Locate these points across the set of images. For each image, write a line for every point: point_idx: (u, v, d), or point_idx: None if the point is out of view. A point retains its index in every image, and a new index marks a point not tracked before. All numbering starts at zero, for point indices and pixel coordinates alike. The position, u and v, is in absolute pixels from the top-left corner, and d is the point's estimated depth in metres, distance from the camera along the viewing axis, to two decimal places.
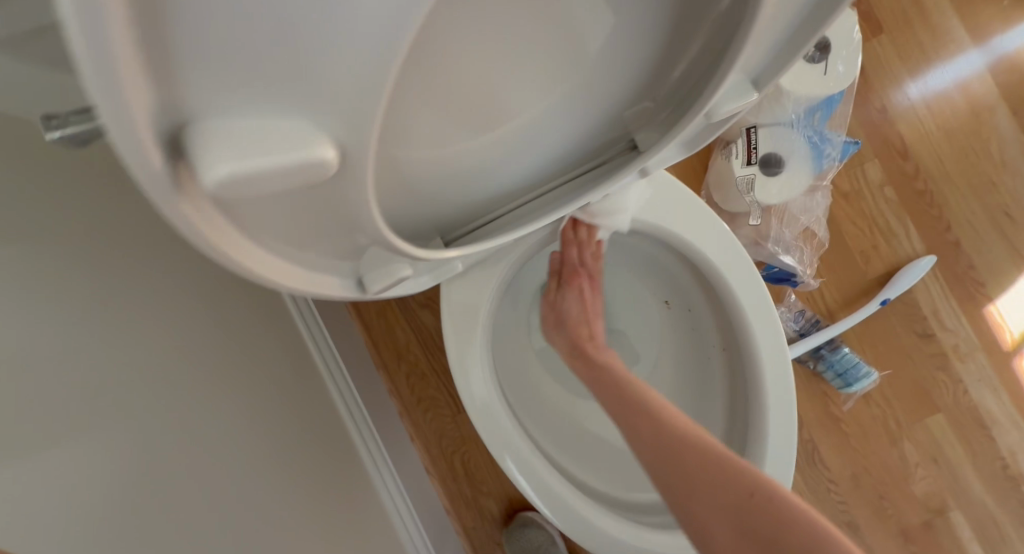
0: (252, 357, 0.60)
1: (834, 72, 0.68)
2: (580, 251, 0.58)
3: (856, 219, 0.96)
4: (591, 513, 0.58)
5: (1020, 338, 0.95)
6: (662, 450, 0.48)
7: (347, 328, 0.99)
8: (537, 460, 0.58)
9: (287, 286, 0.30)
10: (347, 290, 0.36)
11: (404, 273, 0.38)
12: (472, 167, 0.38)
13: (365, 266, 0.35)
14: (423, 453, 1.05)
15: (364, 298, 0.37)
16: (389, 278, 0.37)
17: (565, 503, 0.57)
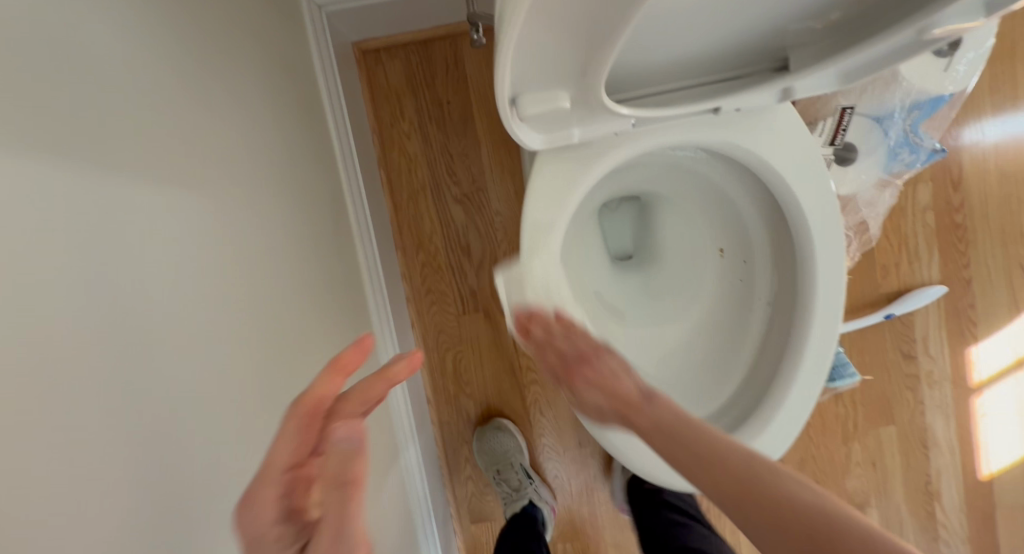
0: (267, 185, 0.56)
1: (953, 72, 0.69)
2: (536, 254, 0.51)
3: (890, 233, 0.99)
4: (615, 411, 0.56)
5: (985, 380, 1.03)
6: (676, 451, 0.38)
7: (377, 200, 0.96)
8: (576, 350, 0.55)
9: (501, 54, 0.30)
10: (508, 104, 0.36)
11: (562, 104, 0.37)
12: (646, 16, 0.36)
13: (526, 82, 0.34)
14: (419, 342, 1.06)
15: (518, 117, 0.36)
16: (547, 105, 0.36)
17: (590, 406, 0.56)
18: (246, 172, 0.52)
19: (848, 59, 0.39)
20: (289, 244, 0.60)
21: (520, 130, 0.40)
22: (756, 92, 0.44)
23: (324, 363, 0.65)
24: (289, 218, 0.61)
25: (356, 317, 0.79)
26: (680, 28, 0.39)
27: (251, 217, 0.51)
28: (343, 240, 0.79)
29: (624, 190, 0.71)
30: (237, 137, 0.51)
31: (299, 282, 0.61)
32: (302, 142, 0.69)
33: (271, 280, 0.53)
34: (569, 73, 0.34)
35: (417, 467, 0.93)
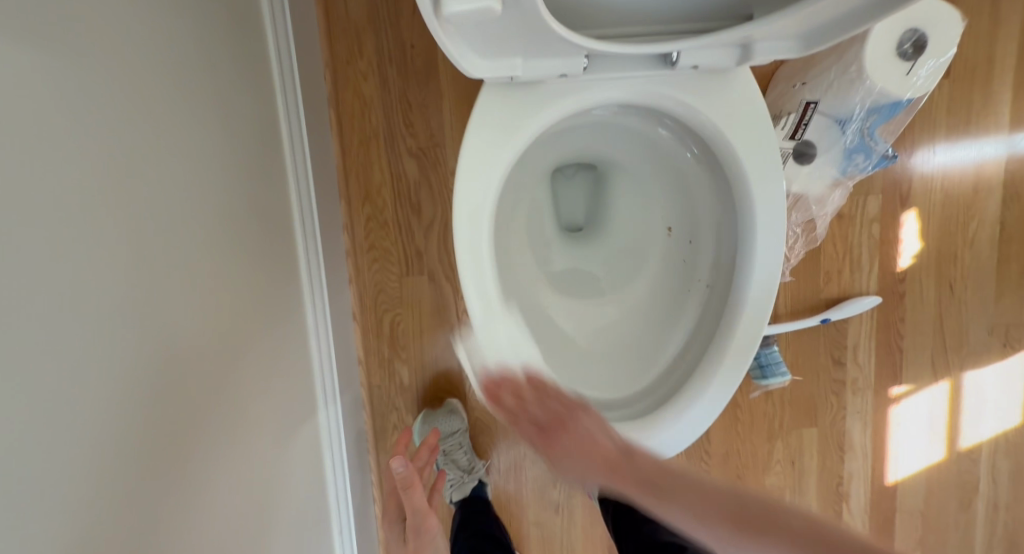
0: (170, 88, 0.49)
1: (913, 78, 0.68)
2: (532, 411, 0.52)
3: (837, 240, 1.01)
4: (527, 375, 0.54)
5: (903, 393, 1.07)
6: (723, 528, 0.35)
7: (322, 141, 0.90)
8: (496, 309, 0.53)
9: None
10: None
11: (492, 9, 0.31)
12: None
13: None
14: (355, 299, 1.01)
15: (436, 17, 0.31)
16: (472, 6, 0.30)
17: (512, 373, 0.54)
18: (139, 64, 0.45)
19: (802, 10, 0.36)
20: (190, 159, 0.53)
21: (448, 37, 0.35)
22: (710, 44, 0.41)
23: (220, 303, 0.59)
24: (195, 131, 0.54)
25: (275, 259, 0.72)
26: None
27: (142, 123, 0.45)
28: (272, 174, 0.72)
29: (580, 154, 0.68)
30: (133, 23, 0.44)
31: (197, 203, 0.54)
32: (231, 54, 0.61)
33: (154, 193, 0.46)
34: None
35: (337, 428, 0.88)
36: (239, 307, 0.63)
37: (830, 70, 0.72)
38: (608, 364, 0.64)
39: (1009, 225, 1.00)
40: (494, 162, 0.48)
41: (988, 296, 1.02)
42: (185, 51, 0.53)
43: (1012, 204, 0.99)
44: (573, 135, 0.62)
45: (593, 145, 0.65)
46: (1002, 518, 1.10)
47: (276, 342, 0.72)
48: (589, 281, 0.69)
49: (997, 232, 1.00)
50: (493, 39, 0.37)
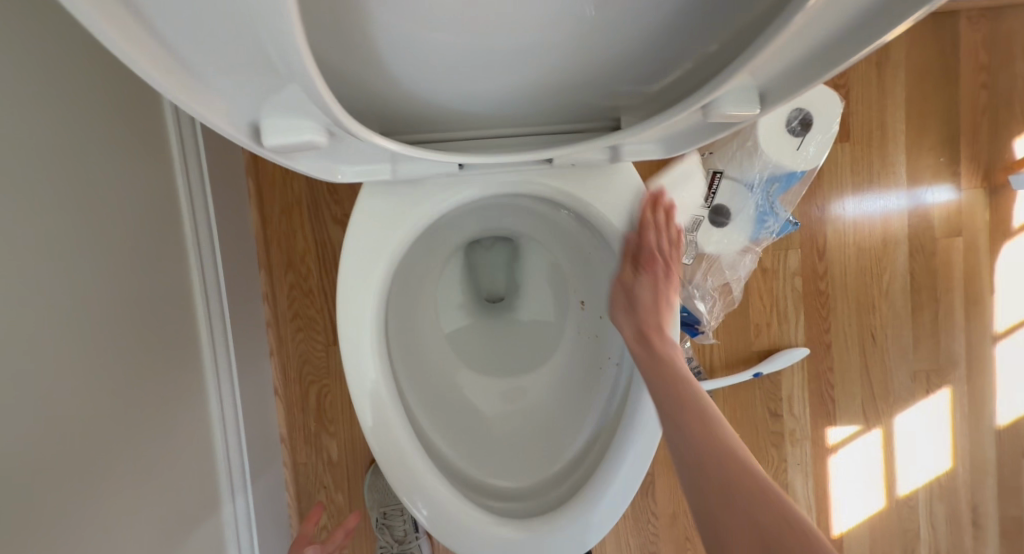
0: (52, 188, 0.47)
1: (805, 151, 0.72)
2: (657, 235, 0.52)
3: (763, 294, 1.03)
4: (425, 474, 0.53)
5: (840, 441, 1.07)
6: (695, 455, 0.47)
7: (239, 211, 0.87)
8: (390, 406, 0.52)
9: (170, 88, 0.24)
10: (242, 135, 0.30)
11: (320, 143, 0.31)
12: (433, 63, 0.34)
13: (258, 109, 0.28)
14: (278, 372, 0.95)
15: (258, 151, 0.31)
16: (296, 144, 0.30)
17: (404, 462, 0.52)
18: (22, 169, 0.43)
19: (648, 127, 0.38)
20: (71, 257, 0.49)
21: (296, 162, 0.36)
22: (575, 149, 0.42)
23: (102, 400, 0.54)
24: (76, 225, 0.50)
25: (173, 344, 0.67)
26: (479, 77, 0.36)
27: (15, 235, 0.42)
28: (172, 254, 0.68)
29: (491, 229, 0.68)
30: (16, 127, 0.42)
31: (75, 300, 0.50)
32: (124, 136, 0.59)
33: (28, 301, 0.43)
34: (308, 110, 0.28)
35: (246, 518, 0.81)
36: (120, 408, 0.57)
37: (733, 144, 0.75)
38: (524, 448, 0.62)
39: (917, 276, 1.05)
40: (378, 251, 0.49)
41: (907, 344, 1.06)
42: (74, 142, 0.50)
43: (918, 255, 1.04)
44: (479, 216, 0.62)
45: (501, 222, 0.65)
46: None
47: (172, 435, 0.66)
48: (507, 356, 0.68)
49: (908, 283, 1.05)
50: (347, 157, 0.37)
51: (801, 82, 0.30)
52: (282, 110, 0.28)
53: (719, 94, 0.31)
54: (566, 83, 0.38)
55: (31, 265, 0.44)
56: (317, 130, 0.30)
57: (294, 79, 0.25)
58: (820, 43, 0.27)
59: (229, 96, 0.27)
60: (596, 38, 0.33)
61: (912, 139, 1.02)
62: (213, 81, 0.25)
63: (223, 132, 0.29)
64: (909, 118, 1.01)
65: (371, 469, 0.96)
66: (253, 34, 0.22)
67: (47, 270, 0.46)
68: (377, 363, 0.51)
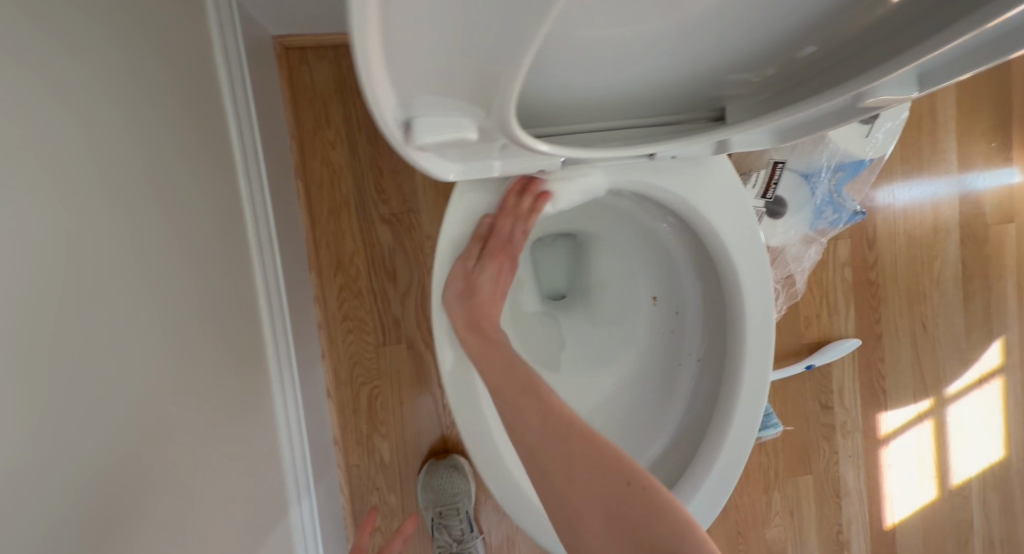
0: (133, 193, 0.46)
1: (872, 138, 0.72)
2: (513, 224, 0.49)
3: (813, 285, 1.02)
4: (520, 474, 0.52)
5: (891, 432, 1.06)
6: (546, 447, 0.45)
7: (291, 213, 0.86)
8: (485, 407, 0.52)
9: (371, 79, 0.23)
10: (394, 134, 0.29)
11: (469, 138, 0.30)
12: (572, 55, 0.33)
13: (423, 107, 0.28)
14: (329, 375, 0.95)
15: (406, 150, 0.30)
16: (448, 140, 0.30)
17: (484, 442, 0.52)
18: (104, 175, 0.42)
19: (777, 116, 0.37)
20: (151, 261, 0.49)
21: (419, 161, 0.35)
22: (686, 141, 0.41)
23: (183, 407, 0.54)
24: (155, 230, 0.50)
25: (242, 346, 0.67)
26: (607, 69, 0.35)
27: (100, 240, 0.41)
28: (238, 257, 0.68)
29: (560, 225, 0.67)
30: (95, 133, 0.41)
31: (159, 304, 0.50)
32: (194, 141, 0.58)
33: (114, 309, 0.43)
34: (474, 106, 0.28)
35: (310, 522, 0.81)
36: (202, 412, 0.57)
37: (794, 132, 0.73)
38: None
39: (969, 263, 1.03)
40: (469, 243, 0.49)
41: (958, 332, 1.05)
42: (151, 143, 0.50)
43: (970, 243, 1.03)
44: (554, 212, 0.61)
45: (572, 218, 0.64)
46: None
47: (245, 439, 0.66)
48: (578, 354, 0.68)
49: (959, 271, 1.03)
50: (466, 155, 0.37)
51: (970, 64, 0.31)
52: (445, 106, 0.28)
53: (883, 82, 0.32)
54: (688, 71, 0.37)
55: (113, 268, 0.43)
56: (471, 125, 0.30)
57: (491, 72, 0.25)
58: (990, 20, 0.27)
59: (407, 97, 0.27)
60: (740, 23, 0.32)
61: (963, 125, 1.00)
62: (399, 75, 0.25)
63: (386, 132, 0.28)
64: (960, 103, 0.99)
65: (425, 468, 0.96)
66: (482, 24, 0.21)
67: (129, 274, 0.45)
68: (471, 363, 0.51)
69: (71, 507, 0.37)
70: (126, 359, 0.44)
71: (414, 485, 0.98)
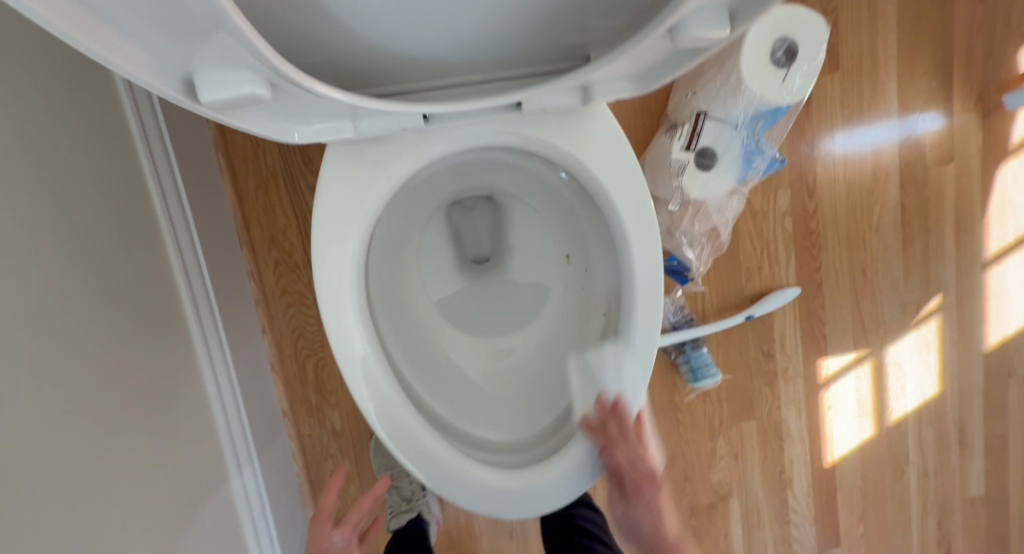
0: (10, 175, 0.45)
1: (790, 83, 0.71)
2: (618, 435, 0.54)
3: (754, 237, 1.02)
4: (418, 429, 0.54)
5: (832, 375, 1.10)
6: None
7: (214, 190, 0.84)
8: (379, 367, 0.53)
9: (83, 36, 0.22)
10: (175, 92, 0.28)
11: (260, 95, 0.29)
12: (381, 7, 0.32)
13: (187, 60, 0.27)
14: (273, 349, 0.96)
15: (196, 109, 0.29)
16: (234, 101, 0.29)
17: (391, 415, 0.53)
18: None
19: (616, 61, 0.36)
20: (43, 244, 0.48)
21: (248, 123, 0.34)
22: (543, 92, 0.41)
23: (97, 385, 0.55)
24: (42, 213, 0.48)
25: (162, 324, 0.67)
26: (433, 20, 0.34)
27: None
28: (151, 237, 0.67)
29: (469, 189, 0.66)
30: None
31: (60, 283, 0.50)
32: (83, 115, 0.56)
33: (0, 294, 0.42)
34: (243, 57, 0.27)
35: (257, 490, 0.84)
36: (118, 391, 0.58)
37: (717, 83, 0.73)
38: (520, 405, 0.63)
39: (909, 208, 1.04)
40: (348, 218, 0.48)
41: (897, 275, 1.06)
42: (38, 117, 0.48)
43: (909, 187, 1.02)
44: (453, 177, 0.60)
45: (477, 180, 0.63)
46: (932, 483, 1.15)
47: (171, 415, 0.67)
48: (494, 316, 0.69)
49: (899, 215, 1.04)
50: (301, 114, 0.36)
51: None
52: (214, 61, 0.27)
53: (686, 11, 0.30)
54: (526, 20, 0.36)
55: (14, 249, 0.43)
56: (256, 82, 0.28)
57: (216, 18, 0.23)
58: None
59: (155, 46, 0.25)
60: None
61: (904, 65, 0.98)
62: (129, 29, 0.24)
63: (155, 91, 0.27)
64: (901, 42, 0.97)
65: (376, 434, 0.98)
66: None
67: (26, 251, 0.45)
68: (361, 328, 0.52)
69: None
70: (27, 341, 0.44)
71: (367, 450, 1.01)
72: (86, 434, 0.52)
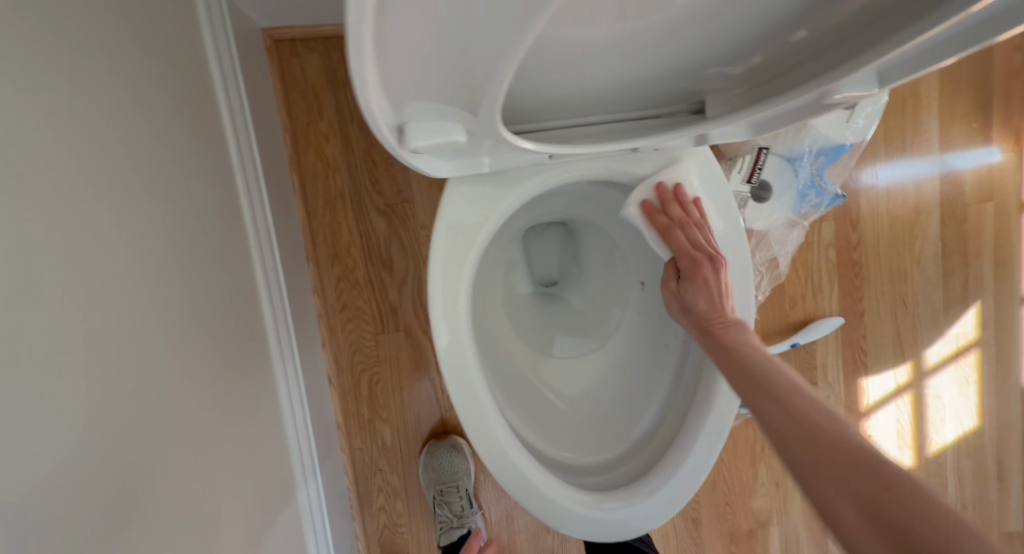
0: (136, 198, 0.48)
1: (854, 123, 0.74)
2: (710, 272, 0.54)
3: (799, 267, 1.05)
4: (512, 448, 0.55)
5: (872, 405, 1.11)
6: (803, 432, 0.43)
7: (287, 207, 0.87)
8: (480, 385, 0.54)
9: (371, 79, 0.25)
10: (388, 136, 0.31)
11: (458, 137, 0.33)
12: (559, 53, 0.35)
13: (413, 109, 0.30)
14: (330, 363, 0.98)
15: (401, 150, 0.32)
16: (437, 139, 0.33)
17: (493, 439, 0.55)
18: (105, 186, 0.44)
19: (752, 112, 0.39)
20: (157, 258, 0.51)
21: (413, 160, 0.37)
22: (667, 135, 0.43)
23: (194, 398, 0.56)
24: (161, 233, 0.51)
25: (245, 336, 0.69)
26: (590, 64, 0.37)
27: (105, 246, 0.43)
28: (238, 253, 0.69)
29: (549, 215, 0.69)
30: (96, 134, 0.43)
31: (168, 298, 0.52)
32: (190, 142, 0.59)
33: (122, 314, 0.45)
34: (463, 105, 0.31)
35: (317, 503, 0.85)
36: (211, 401, 0.59)
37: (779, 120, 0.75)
38: (597, 427, 0.65)
39: (949, 241, 1.07)
40: (466, 244, 0.51)
41: (937, 308, 1.08)
42: (146, 136, 0.51)
43: (951, 221, 1.06)
44: (539, 203, 0.63)
45: (560, 207, 0.66)
46: None
47: (250, 426, 0.69)
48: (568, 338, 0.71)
49: (940, 249, 1.07)
50: (455, 154, 0.39)
51: (924, 62, 0.34)
52: (433, 111, 0.31)
53: (850, 80, 0.35)
54: (667, 67, 0.39)
55: (119, 264, 0.45)
56: (460, 126, 0.33)
57: (480, 68, 0.28)
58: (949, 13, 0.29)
59: (398, 97, 0.29)
60: (730, 18, 0.34)
61: (946, 106, 1.02)
62: (391, 81, 0.27)
63: (379, 134, 0.31)
64: (942, 85, 1.01)
65: (425, 449, 1.00)
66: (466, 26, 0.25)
67: (131, 265, 0.47)
68: (467, 347, 0.54)
69: (100, 495, 0.40)
70: (135, 349, 0.46)
71: (415, 466, 1.02)
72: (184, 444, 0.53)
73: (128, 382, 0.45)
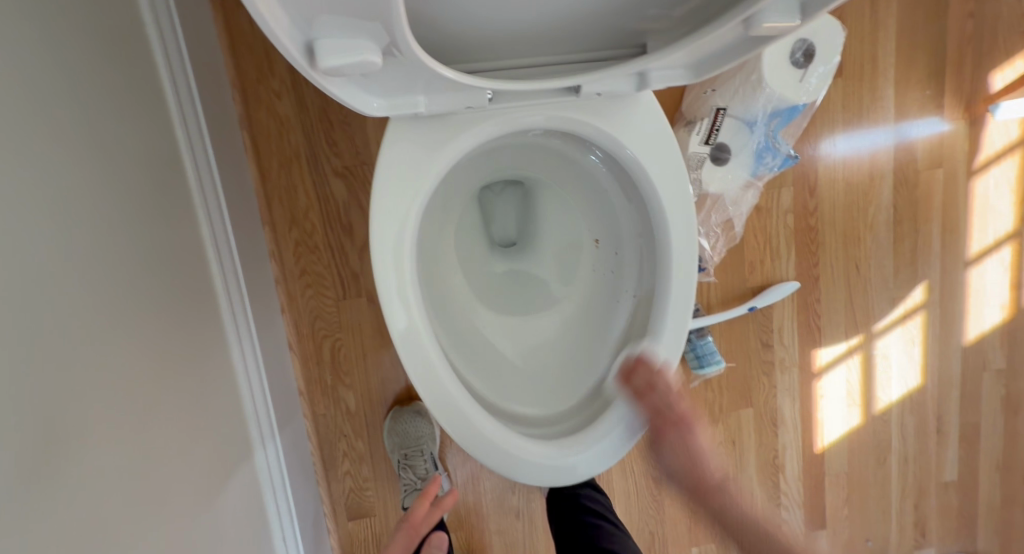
0: (74, 142, 0.46)
1: (807, 83, 0.75)
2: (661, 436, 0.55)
3: (757, 233, 1.07)
4: (460, 399, 0.56)
5: (825, 365, 1.15)
6: None
7: (239, 168, 0.84)
8: (427, 337, 0.54)
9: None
10: (296, 56, 0.31)
11: (374, 59, 0.32)
12: None
13: (314, 27, 0.30)
14: (290, 329, 0.96)
15: (310, 72, 0.32)
16: (350, 62, 0.32)
17: (442, 390, 0.55)
18: (47, 127, 0.41)
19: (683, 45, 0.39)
20: (98, 210, 0.49)
21: (338, 88, 0.37)
22: (604, 73, 0.43)
23: (142, 356, 0.55)
24: (99, 184, 0.49)
25: (195, 298, 0.68)
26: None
27: (44, 191, 0.41)
28: (185, 212, 0.67)
29: (504, 173, 0.68)
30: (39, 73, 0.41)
31: (109, 252, 0.50)
32: (132, 89, 0.56)
33: (66, 265, 0.43)
34: (370, 26, 0.30)
35: (278, 466, 0.85)
36: (158, 361, 0.58)
37: (736, 81, 0.76)
38: (550, 382, 0.66)
39: (901, 207, 1.10)
40: (408, 191, 0.50)
41: (887, 272, 1.12)
42: (86, 81, 0.48)
43: (903, 188, 1.09)
44: (490, 156, 0.62)
45: (514, 164, 0.65)
46: (911, 469, 1.22)
47: (202, 388, 0.67)
48: (523, 297, 0.71)
49: (892, 215, 1.10)
50: (382, 83, 0.38)
51: None
52: (337, 30, 0.30)
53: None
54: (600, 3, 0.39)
55: (65, 214, 0.43)
56: (373, 49, 0.32)
57: None
58: None
59: (294, 12, 0.29)
60: None
61: (902, 74, 1.03)
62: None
63: (284, 52, 0.31)
64: (900, 52, 1.02)
65: (390, 414, 1.00)
66: None
67: (76, 215, 0.45)
68: (413, 299, 0.53)
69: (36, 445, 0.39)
70: (80, 302, 0.45)
71: (380, 431, 1.02)
72: (134, 401, 0.52)
73: (78, 336, 0.44)
